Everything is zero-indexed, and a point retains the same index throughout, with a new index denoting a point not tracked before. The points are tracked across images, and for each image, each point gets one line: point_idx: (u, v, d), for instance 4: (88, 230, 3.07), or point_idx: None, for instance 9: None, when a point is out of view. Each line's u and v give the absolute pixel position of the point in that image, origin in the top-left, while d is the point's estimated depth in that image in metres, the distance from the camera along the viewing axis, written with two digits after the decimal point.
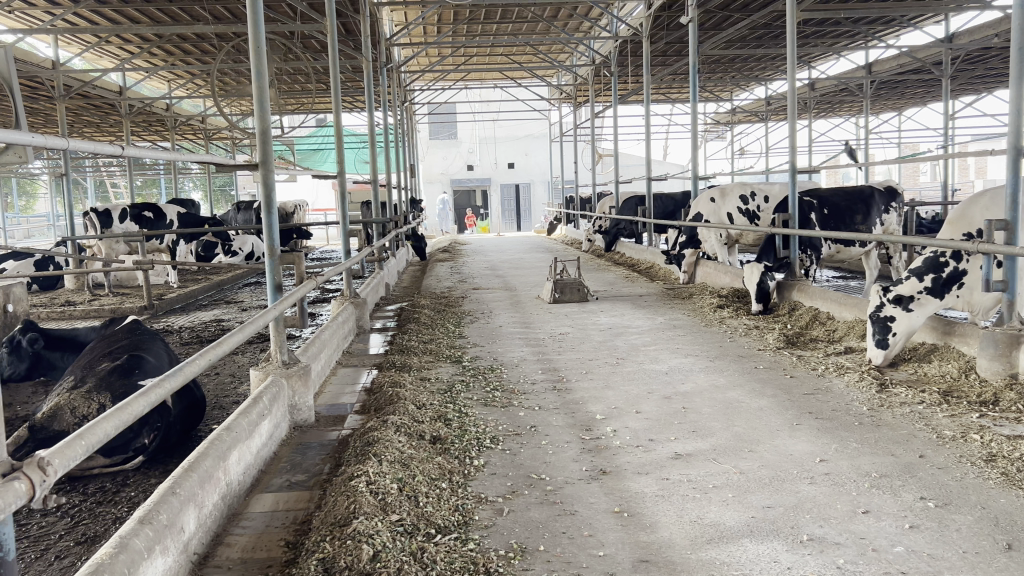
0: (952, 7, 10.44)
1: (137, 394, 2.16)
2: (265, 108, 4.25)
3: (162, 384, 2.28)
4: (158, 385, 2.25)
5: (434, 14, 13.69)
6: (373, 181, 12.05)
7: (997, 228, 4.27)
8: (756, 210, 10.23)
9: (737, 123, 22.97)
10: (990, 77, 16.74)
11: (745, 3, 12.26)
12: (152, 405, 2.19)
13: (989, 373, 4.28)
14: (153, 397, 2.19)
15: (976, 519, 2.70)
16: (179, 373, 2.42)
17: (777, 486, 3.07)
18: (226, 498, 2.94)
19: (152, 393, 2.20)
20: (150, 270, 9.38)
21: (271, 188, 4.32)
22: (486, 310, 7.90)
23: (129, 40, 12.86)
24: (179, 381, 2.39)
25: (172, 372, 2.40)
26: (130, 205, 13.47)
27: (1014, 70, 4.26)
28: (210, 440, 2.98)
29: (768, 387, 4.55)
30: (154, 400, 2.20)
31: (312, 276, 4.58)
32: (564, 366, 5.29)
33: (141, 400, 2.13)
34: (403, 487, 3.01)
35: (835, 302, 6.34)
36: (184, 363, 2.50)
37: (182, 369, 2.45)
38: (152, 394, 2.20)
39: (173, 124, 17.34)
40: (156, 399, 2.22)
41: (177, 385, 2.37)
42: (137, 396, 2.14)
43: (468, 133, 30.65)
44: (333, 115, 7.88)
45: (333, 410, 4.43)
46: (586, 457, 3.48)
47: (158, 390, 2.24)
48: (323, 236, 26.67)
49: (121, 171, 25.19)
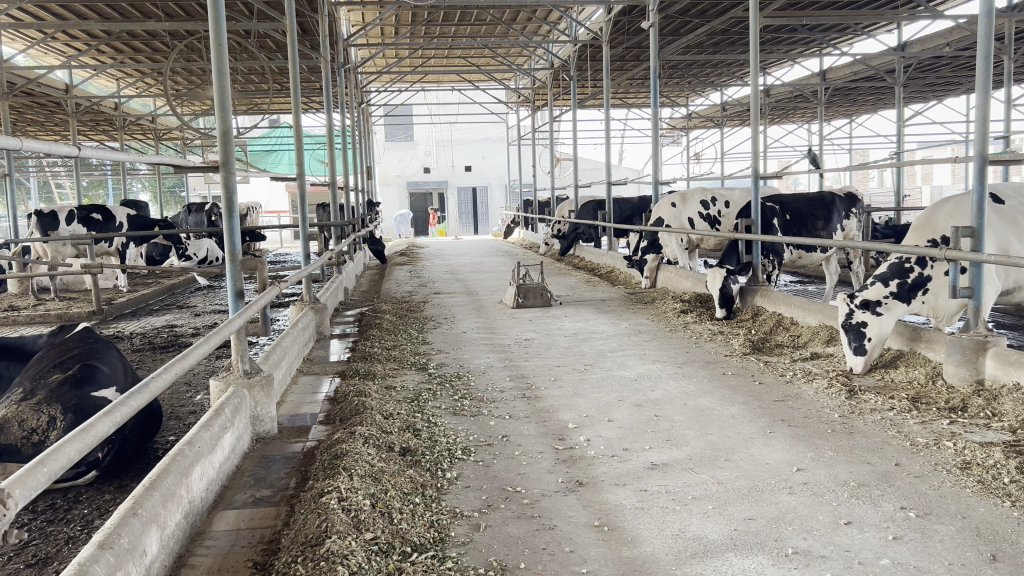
0: (907, 16, 10.61)
1: (101, 414, 2.02)
2: (226, 107, 4.10)
3: (127, 402, 2.15)
4: (123, 403, 2.12)
5: (392, 14, 13.54)
6: (332, 183, 11.44)
7: (963, 234, 4.30)
8: (717, 215, 10.41)
9: (693, 128, 23.21)
10: (939, 86, 17.13)
11: (703, 9, 12.36)
12: (117, 425, 2.06)
13: (956, 379, 4.30)
14: (117, 416, 2.06)
15: (958, 529, 2.69)
16: (145, 389, 2.29)
17: (756, 497, 3.02)
18: (189, 516, 2.80)
19: (116, 412, 2.06)
20: (99, 273, 9.06)
21: (233, 190, 4.17)
22: (448, 315, 7.81)
23: (76, 37, 12.48)
24: (145, 398, 2.26)
25: (138, 389, 2.26)
26: (78, 206, 13.07)
27: (979, 79, 4.29)
28: (172, 456, 2.84)
29: (738, 394, 4.53)
30: (119, 420, 2.06)
31: (274, 282, 4.44)
32: (532, 373, 5.22)
33: (104, 420, 1.99)
34: (376, 503, 2.90)
35: (799, 307, 6.36)
36: (148, 378, 2.36)
37: (148, 385, 2.32)
38: (116, 413, 2.07)
39: (122, 123, 16.90)
40: (122, 417, 2.10)
41: (144, 402, 2.24)
42: (100, 416, 2.01)
43: (425, 135, 30.47)
44: (292, 115, 7.61)
45: (294, 421, 4.28)
46: (561, 468, 3.41)
47: (123, 408, 2.11)
48: (277, 238, 26.30)
49: (66, 171, 24.52)
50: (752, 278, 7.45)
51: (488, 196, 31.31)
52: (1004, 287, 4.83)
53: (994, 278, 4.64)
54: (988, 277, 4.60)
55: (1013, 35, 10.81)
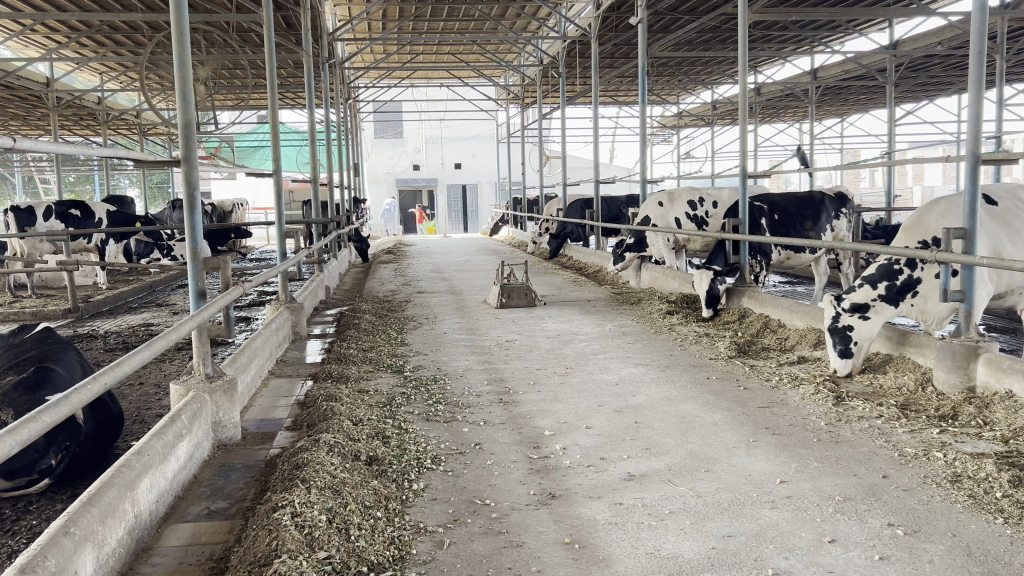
0: (899, 14, 10.42)
1: (3, 431, 1.80)
2: (188, 100, 3.93)
3: (39, 417, 1.94)
4: (33, 419, 1.91)
5: (378, 9, 13.35)
6: (315, 179, 10.91)
7: (955, 236, 4.15)
8: (705, 216, 10.26)
9: (684, 126, 23.10)
10: (929, 85, 17.08)
11: (693, 7, 12.22)
12: (22, 445, 1.83)
13: (946, 386, 4.17)
14: (23, 434, 1.84)
15: (948, 548, 2.54)
16: (62, 403, 2.08)
17: (736, 512, 2.87)
18: (134, 532, 2.63)
19: (22, 430, 1.85)
20: (76, 270, 8.85)
21: (195, 186, 4.00)
22: (430, 314, 7.66)
23: (56, 30, 12.24)
24: (61, 413, 2.05)
25: (55, 402, 2.05)
26: (57, 202, 12.85)
27: (971, 77, 4.14)
28: (117, 467, 2.66)
29: (721, 400, 4.38)
30: (25, 438, 1.84)
31: (239, 282, 4.26)
32: (511, 376, 5.05)
33: (7, 439, 1.77)
34: (334, 518, 2.72)
35: (786, 309, 6.22)
36: (70, 391, 2.17)
37: (67, 398, 2.11)
38: (23, 431, 1.85)
39: (105, 117, 16.67)
40: (31, 435, 1.88)
41: (59, 417, 2.03)
42: (1, 435, 1.78)
43: (414, 132, 30.32)
44: (269, 108, 7.28)
45: (262, 426, 4.11)
46: (534, 479, 3.25)
47: (33, 424, 1.90)
48: (264, 236, 26.03)
49: (52, 167, 24.25)
50: (738, 278, 7.30)
51: (478, 193, 31.20)
52: (996, 291, 4.69)
53: (986, 282, 4.50)
54: (980, 281, 4.46)
55: (1005, 34, 10.68)
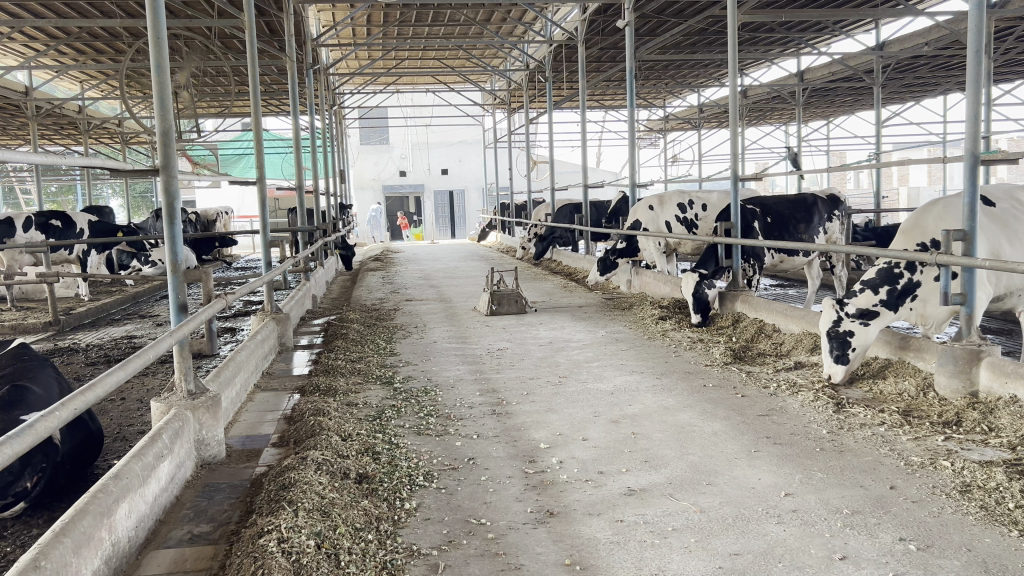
0: (887, 14, 10.35)
1: None
2: (166, 105, 3.80)
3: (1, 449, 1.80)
4: None
5: (363, 14, 13.21)
6: (299, 186, 10.63)
7: (954, 238, 4.08)
8: (694, 219, 10.19)
9: (670, 129, 23.03)
10: (914, 85, 17.09)
11: (680, 10, 12.16)
12: None
13: (948, 391, 4.09)
14: None
15: (964, 564, 2.44)
16: (26, 433, 1.94)
17: (742, 528, 2.77)
18: (111, 561, 2.50)
19: None
20: (56, 283, 8.63)
21: (174, 194, 3.88)
22: (419, 322, 7.54)
23: (35, 37, 12.08)
24: (24, 443, 1.90)
25: (19, 432, 1.91)
26: (36, 212, 12.68)
27: (969, 75, 4.06)
28: (93, 493, 2.52)
29: (719, 408, 4.27)
30: None
31: (222, 293, 4.12)
32: (503, 387, 4.93)
33: None
34: (323, 543, 2.60)
35: (780, 313, 6.13)
36: (36, 419, 2.02)
37: (32, 427, 1.97)
38: None
39: (85, 127, 16.49)
40: None
41: (23, 448, 1.89)
42: None
43: (400, 138, 30.19)
44: (253, 114, 7.12)
45: (247, 443, 3.98)
46: (530, 496, 3.13)
47: None
48: (248, 244, 25.78)
49: (33, 175, 23.96)
50: (731, 282, 7.23)
51: (465, 199, 31.16)
52: (995, 294, 4.62)
53: (987, 285, 4.44)
54: (980, 284, 4.38)
55: (991, 34, 10.61)
